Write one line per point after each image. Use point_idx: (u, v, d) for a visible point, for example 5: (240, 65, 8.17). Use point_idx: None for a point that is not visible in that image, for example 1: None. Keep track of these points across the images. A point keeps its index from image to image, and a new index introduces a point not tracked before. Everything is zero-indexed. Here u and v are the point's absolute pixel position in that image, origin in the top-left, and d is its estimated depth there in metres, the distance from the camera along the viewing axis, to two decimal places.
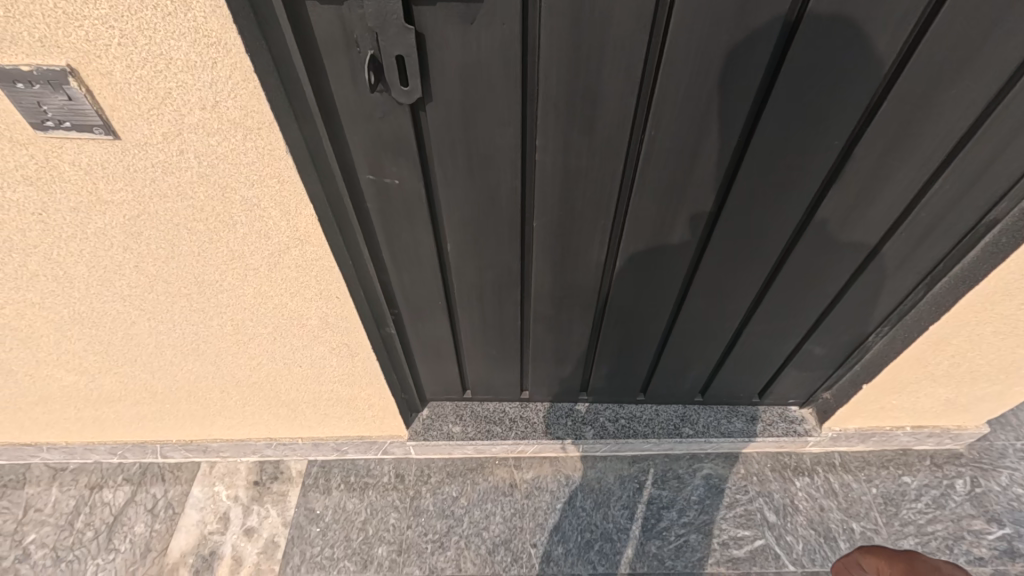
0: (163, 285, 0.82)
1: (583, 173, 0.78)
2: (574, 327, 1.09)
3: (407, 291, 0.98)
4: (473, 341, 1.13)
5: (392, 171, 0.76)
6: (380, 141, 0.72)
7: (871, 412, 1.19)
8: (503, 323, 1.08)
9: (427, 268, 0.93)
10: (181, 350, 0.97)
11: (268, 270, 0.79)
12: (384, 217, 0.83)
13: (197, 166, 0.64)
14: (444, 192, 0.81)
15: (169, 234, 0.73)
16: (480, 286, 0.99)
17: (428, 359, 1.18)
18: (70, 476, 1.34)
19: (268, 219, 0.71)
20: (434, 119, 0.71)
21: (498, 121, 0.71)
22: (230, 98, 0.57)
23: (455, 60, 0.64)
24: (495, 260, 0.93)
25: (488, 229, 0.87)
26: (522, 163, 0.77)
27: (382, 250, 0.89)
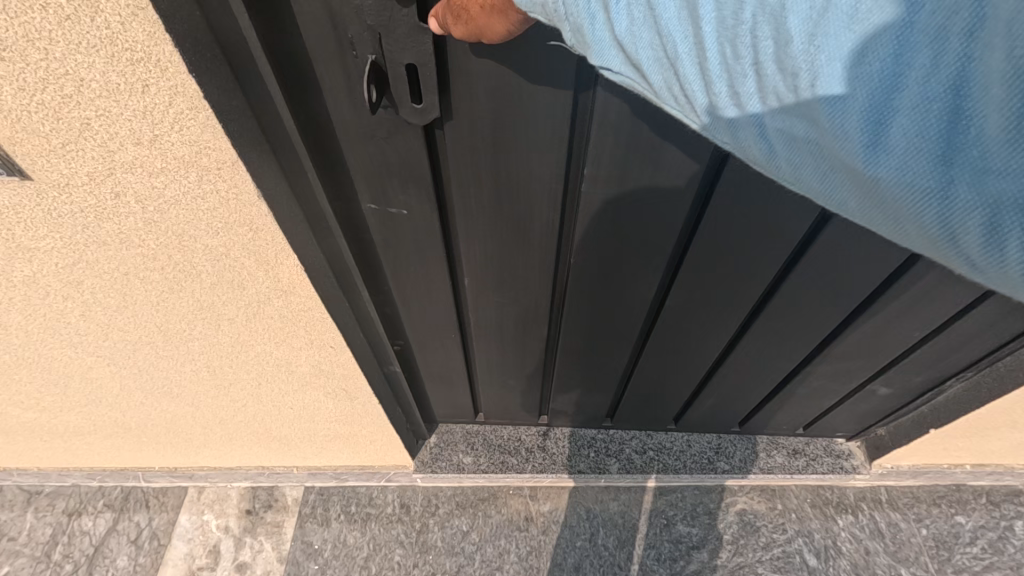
0: (119, 333, 0.67)
1: (637, 202, 0.65)
2: (604, 360, 0.97)
3: (415, 325, 0.85)
4: (488, 372, 1.01)
5: (400, 201, 0.62)
6: (387, 168, 0.57)
7: (932, 451, 1.10)
8: (523, 356, 0.96)
9: (440, 300, 0.80)
10: (152, 393, 0.84)
11: (246, 320, 0.64)
12: (388, 249, 0.69)
13: (140, 212, 0.48)
14: (463, 222, 0.67)
15: (118, 283, 0.58)
16: (500, 320, 0.86)
17: (436, 388, 1.06)
18: (46, 501, 1.23)
19: (241, 269, 0.55)
20: (457, 139, 0.57)
21: (538, 144, 0.58)
22: (173, 131, 0.40)
23: (494, 70, 0.51)
24: (521, 292, 0.80)
25: (516, 261, 0.74)
26: (563, 192, 0.64)
27: (387, 282, 0.76)
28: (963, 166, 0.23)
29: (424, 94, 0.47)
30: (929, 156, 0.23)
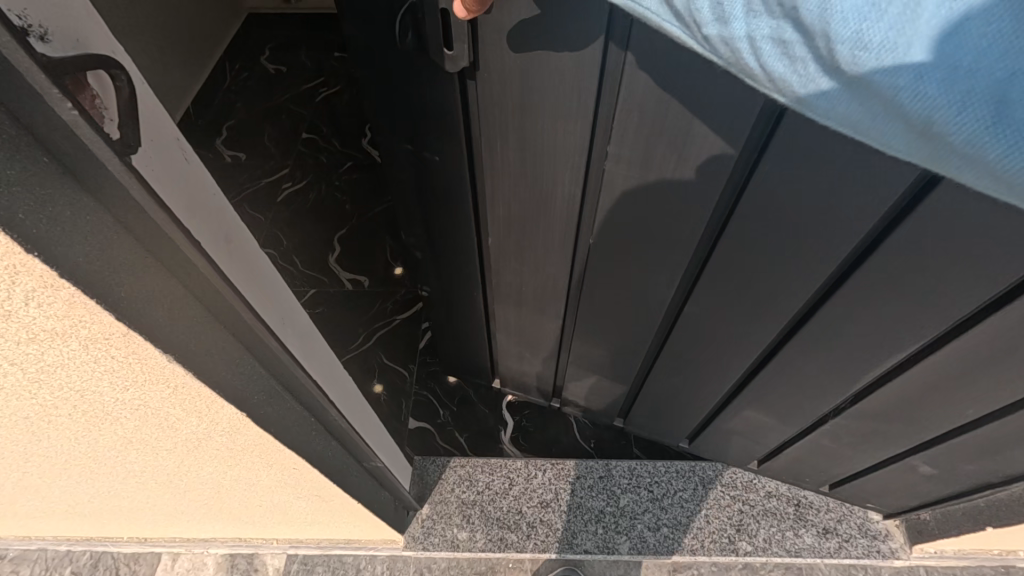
0: (45, 458, 0.57)
1: (660, 190, 0.77)
2: (619, 346, 1.07)
3: (450, 266, 1.06)
4: (512, 330, 1.17)
5: (438, 147, 0.84)
6: (432, 115, 0.80)
7: (978, 535, 1.03)
8: (539, 319, 1.10)
9: (467, 245, 1.00)
10: (103, 494, 0.74)
11: (187, 452, 0.54)
12: (429, 183, 0.91)
13: (23, 375, 0.38)
14: (489, 175, 0.86)
15: (24, 426, 0.47)
16: (518, 277, 1.03)
17: (455, 333, 1.27)
18: (10, 567, 1.14)
19: (167, 414, 0.46)
20: (485, 96, 0.75)
21: (561, 115, 0.73)
22: (34, 307, 0.33)
23: (532, 51, 0.67)
24: (539, 254, 0.96)
25: (538, 220, 0.90)
26: (584, 166, 0.79)
27: (431, 220, 0.98)
28: (944, 62, 0.37)
29: (455, 43, 0.67)
30: (916, 59, 0.38)
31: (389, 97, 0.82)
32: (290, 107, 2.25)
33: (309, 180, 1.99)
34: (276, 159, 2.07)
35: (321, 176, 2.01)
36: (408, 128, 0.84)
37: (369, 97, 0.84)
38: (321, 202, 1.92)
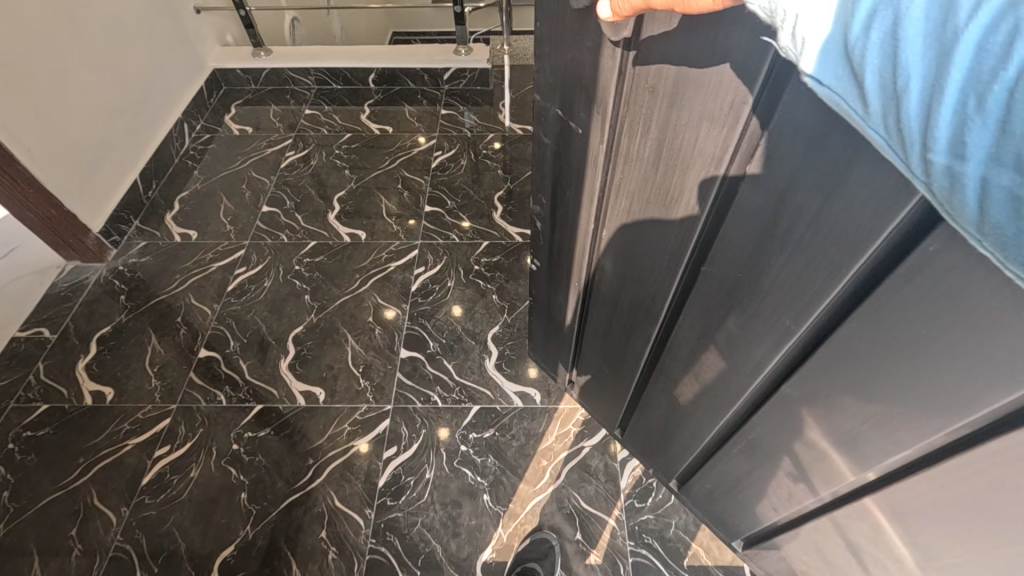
0: None
1: (767, 265, 0.65)
2: (698, 400, 0.94)
3: (562, 244, 1.02)
4: (602, 334, 1.10)
5: (583, 117, 0.77)
6: (584, 81, 0.72)
7: None
8: (627, 333, 1.01)
9: (586, 228, 0.93)
10: None
11: None
12: (566, 156, 0.85)
13: None
14: (626, 163, 0.76)
15: None
16: (618, 282, 0.95)
17: (553, 322, 1.26)
18: None
19: None
20: (636, 78, 0.66)
21: (704, 128, 0.61)
22: None
23: (685, 56, 0.58)
24: (645, 266, 0.86)
25: (648, 230, 0.80)
26: (711, 189, 0.66)
27: (558, 191, 0.93)
28: None
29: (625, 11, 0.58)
30: None
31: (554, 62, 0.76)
32: (252, 176, 2.04)
33: (266, 263, 1.76)
34: (232, 239, 1.83)
35: (280, 254, 1.79)
36: (562, 95, 0.78)
37: (538, 54, 0.78)
38: (276, 291, 1.68)
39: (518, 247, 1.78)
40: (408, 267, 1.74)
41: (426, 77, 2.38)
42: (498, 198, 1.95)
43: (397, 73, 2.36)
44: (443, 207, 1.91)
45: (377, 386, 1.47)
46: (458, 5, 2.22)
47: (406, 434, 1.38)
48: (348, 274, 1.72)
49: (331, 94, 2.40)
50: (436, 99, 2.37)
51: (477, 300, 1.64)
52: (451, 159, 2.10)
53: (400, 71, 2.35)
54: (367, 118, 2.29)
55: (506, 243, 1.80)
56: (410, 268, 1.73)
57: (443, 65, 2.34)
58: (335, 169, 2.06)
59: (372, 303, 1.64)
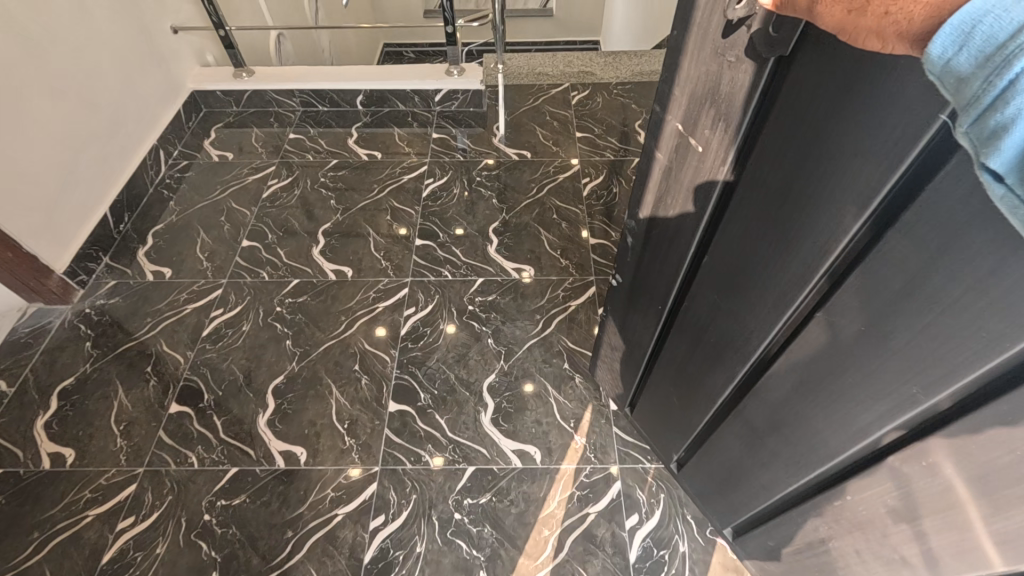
0: None
1: (900, 326, 0.58)
2: (779, 454, 0.87)
3: (651, 263, 0.98)
4: (676, 365, 1.04)
5: (702, 134, 0.73)
6: (712, 97, 0.68)
7: None
8: (707, 370, 0.95)
9: (683, 251, 0.87)
10: None
11: None
12: (676, 171, 0.81)
13: None
14: (744, 188, 0.70)
15: None
16: (708, 315, 0.88)
17: (623, 345, 1.21)
18: None
19: None
20: (777, 104, 0.61)
21: (844, 169, 0.55)
22: None
23: (839, 89, 0.52)
24: (743, 306, 0.79)
25: (750, 268, 0.74)
26: (838, 237, 0.60)
27: (659, 206, 0.89)
28: None
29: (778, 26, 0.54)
30: None
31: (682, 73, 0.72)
32: (231, 207, 1.92)
33: (245, 304, 1.64)
34: (209, 277, 1.72)
35: (260, 294, 1.67)
36: (684, 108, 0.74)
37: (665, 62, 0.75)
38: (255, 336, 1.57)
39: (515, 284, 1.68)
40: (397, 307, 1.62)
41: (417, 98, 2.28)
42: (493, 230, 1.84)
43: (386, 94, 2.26)
44: (435, 240, 1.81)
45: (363, 445, 1.35)
46: (450, 25, 2.12)
47: (394, 500, 1.27)
48: (333, 316, 1.61)
49: (317, 116, 2.29)
50: (427, 122, 2.26)
51: (471, 344, 1.53)
52: (443, 187, 1.99)
53: (389, 92, 2.25)
54: (354, 143, 2.18)
55: (502, 280, 1.69)
56: (399, 308, 1.62)
57: (434, 86, 2.24)
58: (320, 199, 1.95)
59: (358, 349, 1.53)
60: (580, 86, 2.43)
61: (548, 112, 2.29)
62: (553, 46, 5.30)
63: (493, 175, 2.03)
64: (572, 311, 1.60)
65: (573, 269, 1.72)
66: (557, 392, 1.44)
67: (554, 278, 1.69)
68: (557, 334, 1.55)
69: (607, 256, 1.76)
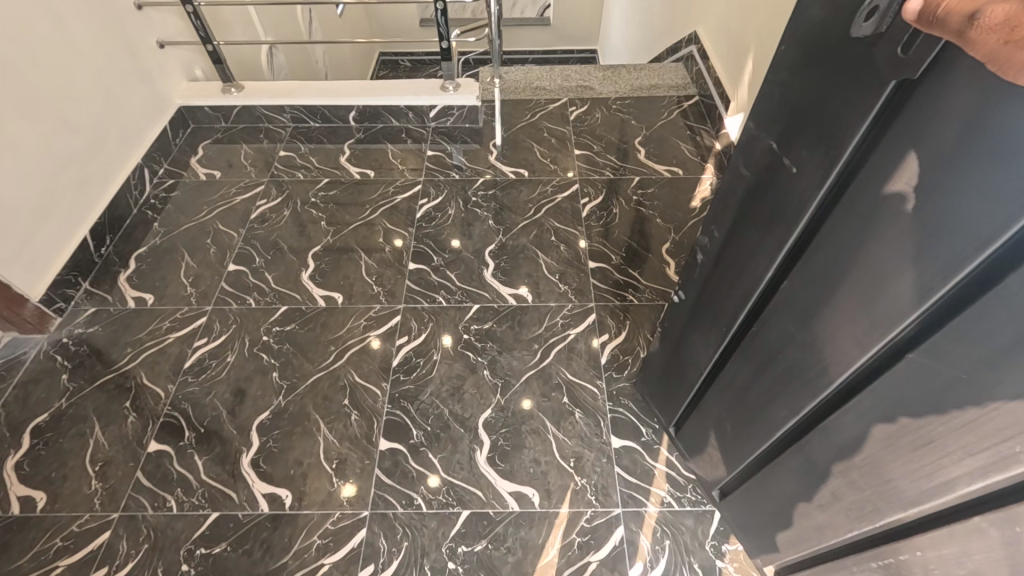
0: None
1: (999, 385, 0.54)
2: (841, 495, 0.83)
3: (721, 283, 0.94)
4: (735, 391, 1.00)
5: (799, 157, 0.69)
6: (816, 119, 0.64)
7: None
8: (770, 400, 0.91)
9: (759, 276, 0.84)
10: None
11: None
12: (765, 191, 0.77)
13: None
14: (839, 219, 0.66)
15: None
16: (779, 345, 0.84)
17: (681, 364, 1.18)
18: None
19: None
20: (888, 135, 0.57)
21: (963, 211, 0.52)
22: None
23: (968, 124, 0.48)
24: (820, 340, 0.75)
25: (834, 302, 0.71)
26: (946, 279, 0.56)
27: (739, 226, 0.85)
28: None
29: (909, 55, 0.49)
30: None
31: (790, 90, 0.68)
32: (217, 229, 1.85)
33: (230, 333, 1.57)
34: (193, 303, 1.65)
35: (246, 322, 1.60)
36: (785, 126, 0.71)
37: (774, 75, 0.71)
38: (240, 367, 1.50)
39: (512, 311, 1.61)
40: (389, 335, 1.55)
41: (412, 114, 2.22)
42: (489, 252, 1.78)
43: (380, 110, 2.21)
44: (429, 264, 1.74)
45: (353, 487, 1.29)
46: (444, 41, 2.06)
47: (384, 547, 1.20)
48: (322, 345, 1.54)
49: (308, 132, 2.23)
50: (422, 138, 2.20)
51: (466, 376, 1.47)
52: (438, 208, 1.92)
53: (383, 108, 2.20)
54: (346, 160, 2.12)
55: (499, 306, 1.63)
56: (392, 337, 1.55)
57: (429, 102, 2.19)
58: (310, 220, 1.88)
59: (347, 381, 1.46)
60: (579, 101, 2.38)
61: (546, 128, 2.23)
62: (551, 54, 5.27)
63: (489, 194, 1.97)
64: (571, 340, 1.54)
65: (572, 294, 1.66)
66: (556, 428, 1.37)
67: (553, 304, 1.63)
68: (556, 365, 1.49)
69: (608, 280, 1.69)
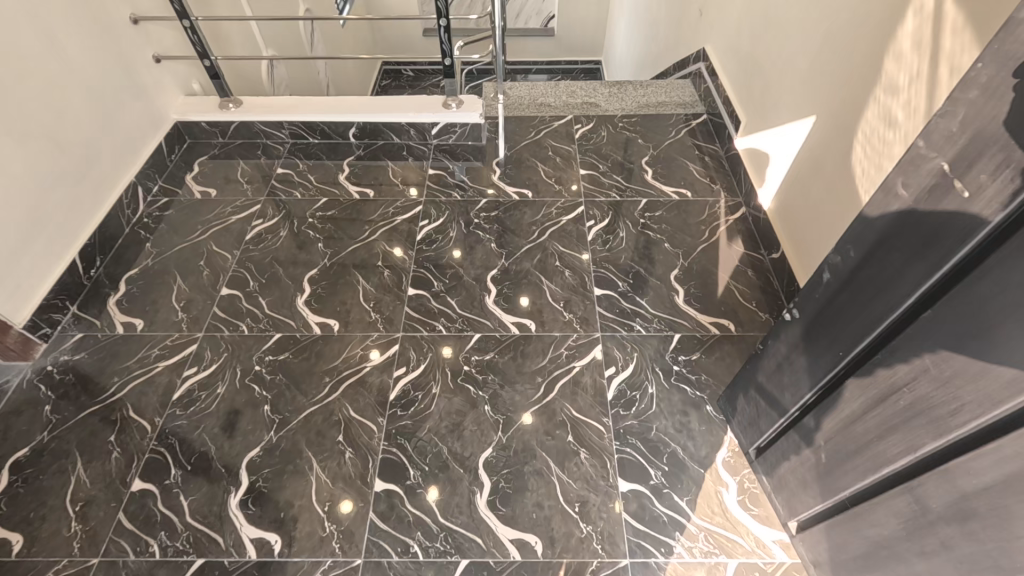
0: None
1: None
2: (952, 545, 0.77)
3: (846, 306, 0.90)
4: (842, 420, 0.96)
5: (972, 182, 0.64)
6: (1000, 145, 0.60)
7: None
8: (883, 434, 0.86)
9: (896, 304, 0.79)
10: None
11: None
12: (919, 214, 0.72)
13: None
14: (1012, 249, 0.61)
15: None
16: (908, 378, 0.80)
17: (778, 382, 1.13)
18: None
19: None
20: None
21: None
22: None
23: None
24: (961, 376, 0.70)
25: (990, 338, 0.65)
26: None
27: (878, 248, 0.81)
28: None
29: None
30: None
31: (975, 111, 0.62)
32: (211, 250, 1.80)
33: (221, 362, 1.51)
34: (183, 329, 1.59)
35: (236, 351, 1.54)
36: (963, 146, 0.65)
37: (957, 92, 0.65)
38: (229, 400, 1.43)
39: (515, 341, 1.55)
40: (386, 366, 1.49)
41: (413, 131, 2.17)
42: (491, 278, 1.72)
43: (380, 127, 2.16)
44: (428, 289, 1.68)
45: (348, 512, 1.25)
46: (447, 58, 2.01)
47: None
48: (316, 377, 1.48)
49: (306, 149, 2.18)
50: (423, 156, 2.15)
51: (466, 412, 1.40)
52: (439, 230, 1.86)
53: (384, 125, 2.15)
54: (345, 179, 2.06)
55: (501, 336, 1.56)
56: (389, 368, 1.49)
57: (431, 119, 2.13)
58: (306, 242, 1.82)
59: (342, 416, 1.40)
60: (585, 118, 2.32)
61: (551, 146, 2.18)
62: (555, 65, 5.23)
63: (492, 216, 1.91)
64: (577, 373, 1.48)
65: (577, 323, 1.59)
66: (561, 470, 1.31)
67: (557, 334, 1.57)
68: (560, 401, 1.42)
69: (615, 308, 1.63)
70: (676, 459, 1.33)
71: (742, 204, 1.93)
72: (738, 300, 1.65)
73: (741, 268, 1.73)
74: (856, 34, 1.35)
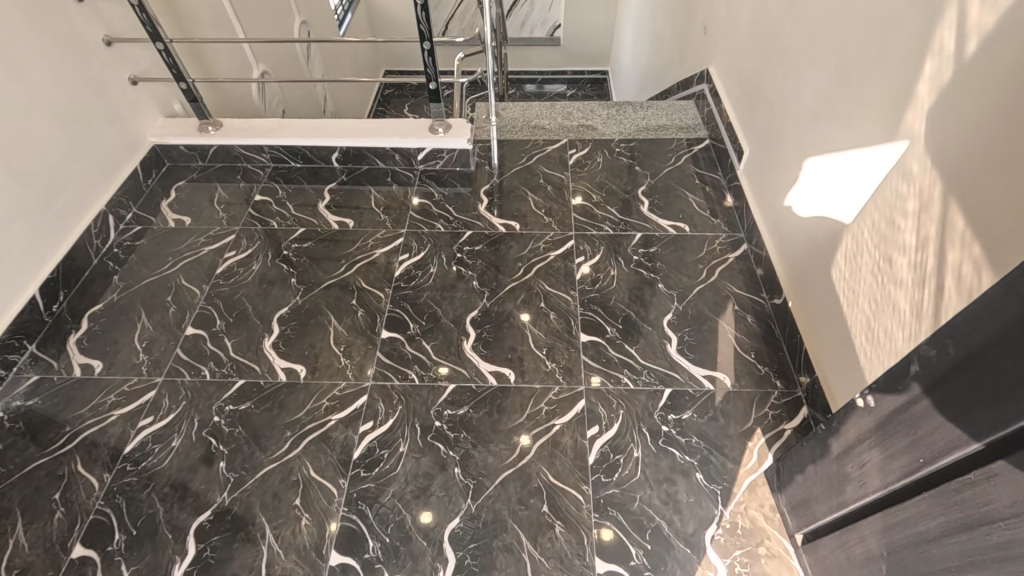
0: None
1: None
2: None
3: (934, 408, 0.73)
4: (915, 535, 0.79)
5: None
6: None
7: None
8: (962, 567, 0.69)
9: (1004, 421, 0.62)
10: None
11: None
12: None
13: None
14: None
15: None
16: (1008, 513, 0.62)
17: (838, 469, 0.98)
18: None
19: None
20: None
21: None
22: None
23: None
24: None
25: None
26: None
27: (987, 349, 0.64)
28: None
29: None
30: None
31: None
32: (180, 284, 1.71)
33: (178, 412, 1.42)
34: (143, 373, 1.50)
35: (195, 400, 1.44)
36: None
37: None
38: (185, 456, 1.34)
39: (492, 394, 1.44)
40: (352, 421, 1.39)
41: (398, 156, 2.07)
42: (471, 320, 1.61)
43: (364, 152, 2.07)
44: (403, 332, 1.58)
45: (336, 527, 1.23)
46: (433, 81, 1.90)
47: None
48: (277, 430, 1.38)
49: (287, 174, 2.09)
50: (407, 182, 2.05)
51: (434, 475, 1.30)
52: (419, 265, 1.76)
53: (367, 150, 2.06)
54: (325, 207, 1.97)
55: (477, 387, 1.46)
56: (355, 423, 1.39)
57: (416, 144, 2.04)
58: (278, 277, 1.73)
59: (301, 476, 1.30)
60: (579, 142, 2.20)
61: (543, 174, 2.06)
62: (562, 75, 5.11)
63: (476, 250, 1.80)
64: (556, 433, 1.36)
65: (559, 374, 1.48)
66: (533, 545, 1.20)
67: (538, 386, 1.46)
68: (536, 464, 1.31)
69: (601, 358, 1.51)
70: (660, 535, 1.21)
71: (744, 241, 1.80)
72: (736, 350, 1.52)
73: (740, 314, 1.61)
74: (868, 187, 1.21)
